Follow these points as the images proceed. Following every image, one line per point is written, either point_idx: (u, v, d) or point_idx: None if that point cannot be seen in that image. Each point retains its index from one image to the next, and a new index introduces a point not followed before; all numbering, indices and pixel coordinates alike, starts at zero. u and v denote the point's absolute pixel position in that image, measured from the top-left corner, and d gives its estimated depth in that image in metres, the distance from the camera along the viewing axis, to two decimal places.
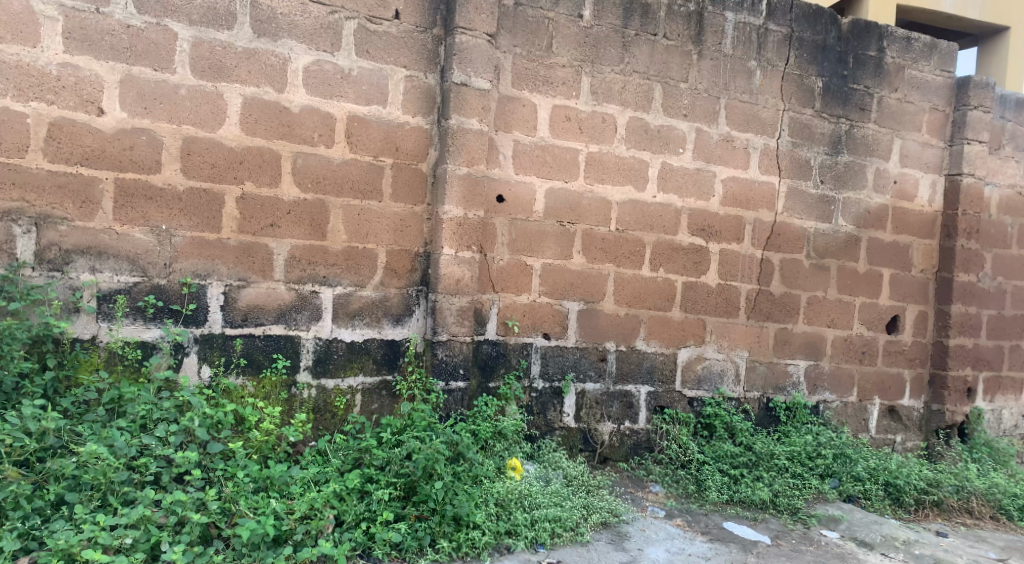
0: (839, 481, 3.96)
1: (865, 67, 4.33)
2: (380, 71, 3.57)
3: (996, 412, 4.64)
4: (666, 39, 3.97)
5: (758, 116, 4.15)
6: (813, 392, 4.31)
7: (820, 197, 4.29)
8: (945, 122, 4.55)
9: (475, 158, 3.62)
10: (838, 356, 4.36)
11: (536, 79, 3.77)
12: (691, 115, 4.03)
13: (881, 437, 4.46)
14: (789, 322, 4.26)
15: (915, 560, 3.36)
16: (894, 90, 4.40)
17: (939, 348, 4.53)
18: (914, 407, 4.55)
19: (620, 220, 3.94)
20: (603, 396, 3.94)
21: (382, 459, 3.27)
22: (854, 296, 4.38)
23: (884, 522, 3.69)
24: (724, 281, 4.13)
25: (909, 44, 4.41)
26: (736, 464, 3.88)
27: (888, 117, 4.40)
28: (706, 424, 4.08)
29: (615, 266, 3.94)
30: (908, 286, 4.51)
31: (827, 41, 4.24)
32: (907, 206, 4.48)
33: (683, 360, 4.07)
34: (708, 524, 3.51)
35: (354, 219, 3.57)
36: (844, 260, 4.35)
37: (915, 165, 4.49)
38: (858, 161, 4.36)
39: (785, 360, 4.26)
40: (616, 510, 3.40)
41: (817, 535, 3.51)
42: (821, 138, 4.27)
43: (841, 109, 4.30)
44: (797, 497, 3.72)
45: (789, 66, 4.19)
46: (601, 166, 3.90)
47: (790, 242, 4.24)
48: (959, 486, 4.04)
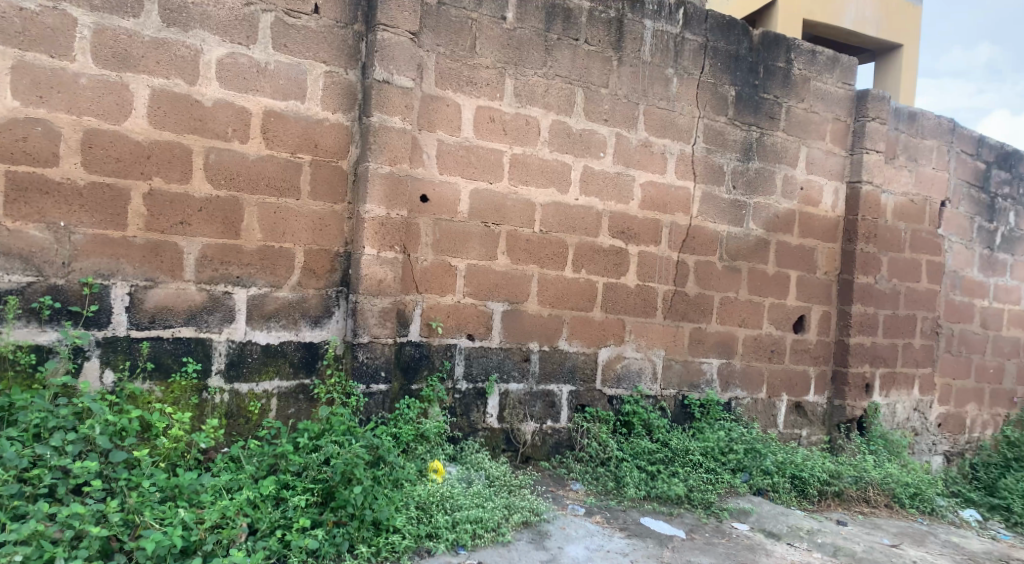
0: (750, 475, 4.13)
1: (774, 78, 4.53)
2: (298, 66, 3.47)
3: (891, 406, 4.94)
4: (587, 44, 4.04)
5: (675, 122, 4.28)
6: (726, 389, 4.48)
7: (732, 201, 4.46)
8: (846, 132, 4.81)
9: (397, 157, 3.58)
10: (749, 354, 4.54)
11: (460, 79, 3.76)
12: (611, 120, 4.12)
13: (788, 432, 4.68)
14: (704, 322, 4.40)
15: (818, 549, 3.52)
16: (800, 100, 4.62)
17: (841, 346, 4.79)
18: (819, 402, 4.79)
19: (544, 221, 3.97)
20: (526, 396, 3.96)
21: (298, 465, 3.18)
22: (763, 297, 4.57)
23: (790, 513, 3.86)
24: (643, 282, 4.24)
25: (814, 57, 4.64)
26: (654, 460, 3.99)
27: (795, 126, 4.62)
28: (625, 422, 4.17)
29: (538, 267, 3.97)
30: (813, 287, 4.74)
31: (739, 52, 4.42)
32: (812, 212, 4.71)
33: (603, 359, 4.15)
34: (626, 520, 3.57)
35: (271, 218, 3.47)
36: (754, 263, 4.54)
37: (820, 173, 4.73)
38: (767, 168, 4.55)
39: (699, 358, 4.40)
40: (537, 508, 3.42)
41: (729, 528, 3.64)
42: (733, 145, 4.44)
43: (751, 117, 4.48)
44: (710, 492, 3.84)
45: (704, 75, 4.34)
46: (525, 168, 3.92)
47: (704, 245, 4.39)
48: (858, 477, 4.29)
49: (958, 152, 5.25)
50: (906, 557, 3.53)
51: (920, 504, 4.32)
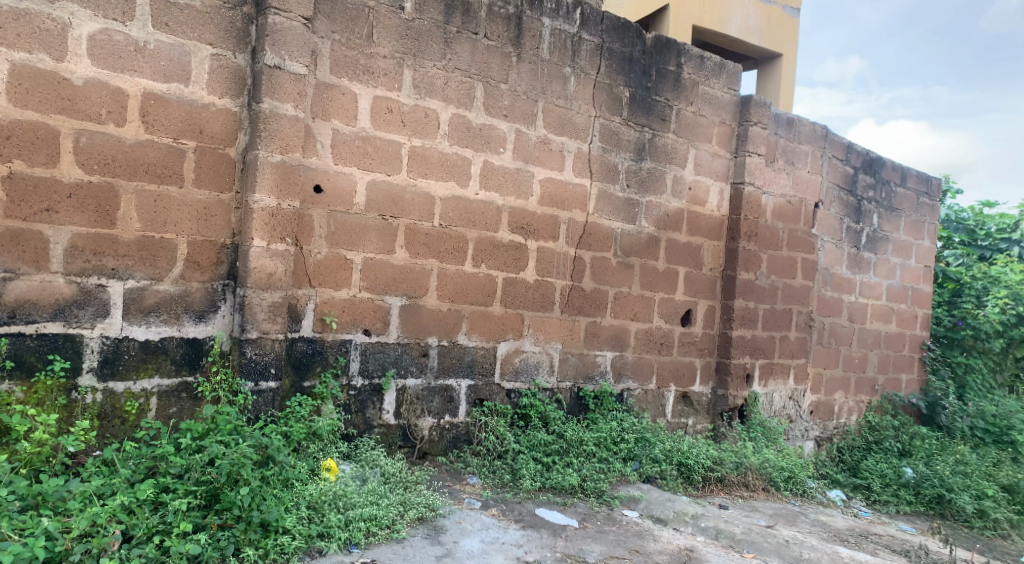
0: (640, 464, 4.29)
1: (665, 81, 4.69)
2: (181, 46, 3.28)
3: (768, 395, 5.25)
4: (486, 38, 4.03)
5: (572, 121, 4.36)
6: (618, 381, 4.61)
7: (626, 199, 4.58)
8: (731, 135, 5.04)
9: (289, 146, 3.45)
10: (641, 347, 4.69)
11: (356, 68, 3.67)
12: (511, 116, 4.14)
13: (676, 421, 4.87)
14: (599, 316, 4.51)
15: (702, 532, 3.68)
16: (689, 103, 4.81)
17: (724, 339, 5.03)
18: (704, 392, 5.01)
19: (443, 215, 3.94)
20: (423, 391, 3.93)
21: (179, 467, 2.99)
22: (654, 291, 4.73)
23: (676, 499, 4.03)
24: (541, 277, 4.28)
25: (702, 62, 4.84)
26: (549, 451, 4.06)
27: (684, 128, 4.80)
28: (522, 414, 4.22)
29: (438, 262, 3.94)
30: (699, 283, 4.95)
31: (633, 54, 4.54)
32: (699, 210, 4.91)
33: (502, 353, 4.17)
34: (521, 511, 3.59)
35: (150, 206, 3.26)
36: (646, 259, 4.68)
37: (707, 174, 4.93)
38: (658, 168, 4.70)
39: (594, 351, 4.50)
40: (432, 504, 3.39)
41: (619, 515, 3.73)
42: (627, 144, 4.56)
43: (644, 119, 4.62)
44: (602, 481, 3.95)
45: (600, 75, 4.43)
46: (424, 161, 3.87)
47: (599, 241, 4.49)
48: (739, 462, 4.53)
49: (830, 158, 5.62)
50: (780, 536, 3.73)
51: (793, 487, 4.63)
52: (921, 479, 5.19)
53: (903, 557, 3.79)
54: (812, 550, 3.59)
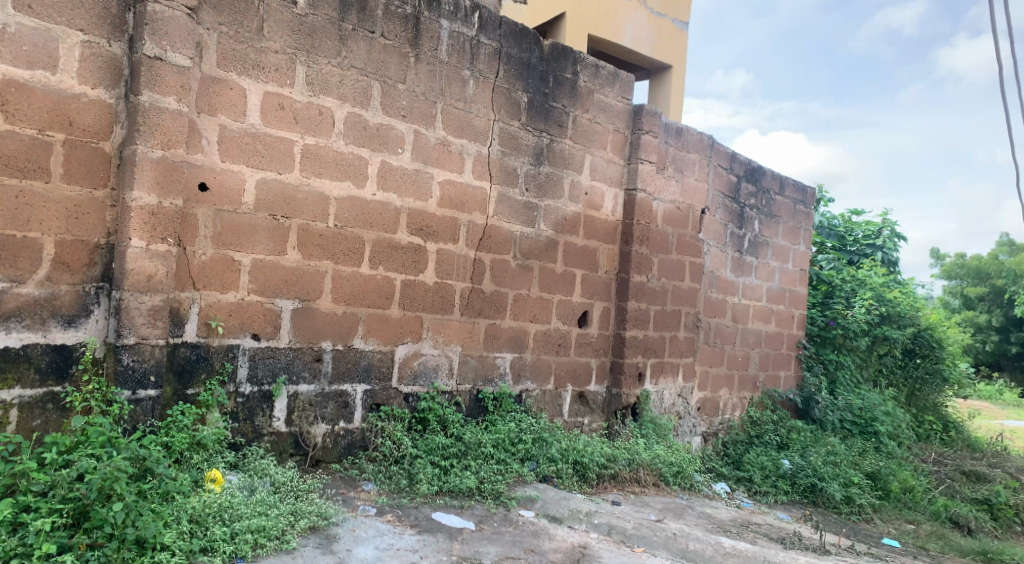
0: (537, 464, 4.34)
1: (562, 87, 4.76)
2: (47, 31, 3.05)
3: (659, 393, 5.43)
4: (383, 37, 3.96)
5: (471, 123, 4.35)
6: (517, 382, 4.64)
7: (525, 203, 4.62)
8: (624, 142, 5.18)
9: (171, 141, 3.27)
10: (539, 348, 4.74)
11: (246, 62, 3.52)
12: (409, 116, 4.09)
13: (572, 420, 4.95)
14: (498, 318, 4.53)
15: (595, 529, 3.76)
16: (585, 110, 4.90)
17: (618, 339, 5.16)
18: (599, 391, 5.12)
19: (339, 215, 3.85)
20: (317, 397, 3.82)
21: (43, 484, 2.78)
22: (552, 293, 4.79)
23: (571, 497, 4.09)
24: (441, 279, 4.25)
25: (598, 70, 4.94)
26: (447, 455, 4.05)
27: (580, 134, 4.89)
28: (420, 418, 4.18)
29: (333, 263, 3.84)
30: (595, 285, 5.05)
31: (531, 60, 4.59)
32: (595, 215, 5.02)
33: (400, 356, 4.11)
34: (417, 516, 3.55)
35: (11, 202, 3.02)
36: (544, 262, 4.74)
37: (602, 179, 5.04)
38: (556, 172, 4.77)
39: (493, 353, 4.51)
40: (325, 512, 3.29)
41: (516, 516, 3.75)
42: (525, 149, 4.60)
43: (542, 124, 4.67)
44: (500, 482, 3.96)
45: (499, 79, 4.45)
46: (318, 159, 3.76)
47: (498, 244, 4.50)
48: (631, 459, 4.67)
49: (715, 166, 5.88)
50: (668, 529, 3.84)
51: (681, 481, 4.82)
52: (797, 470, 5.53)
53: (780, 545, 4.00)
54: (698, 542, 3.72)
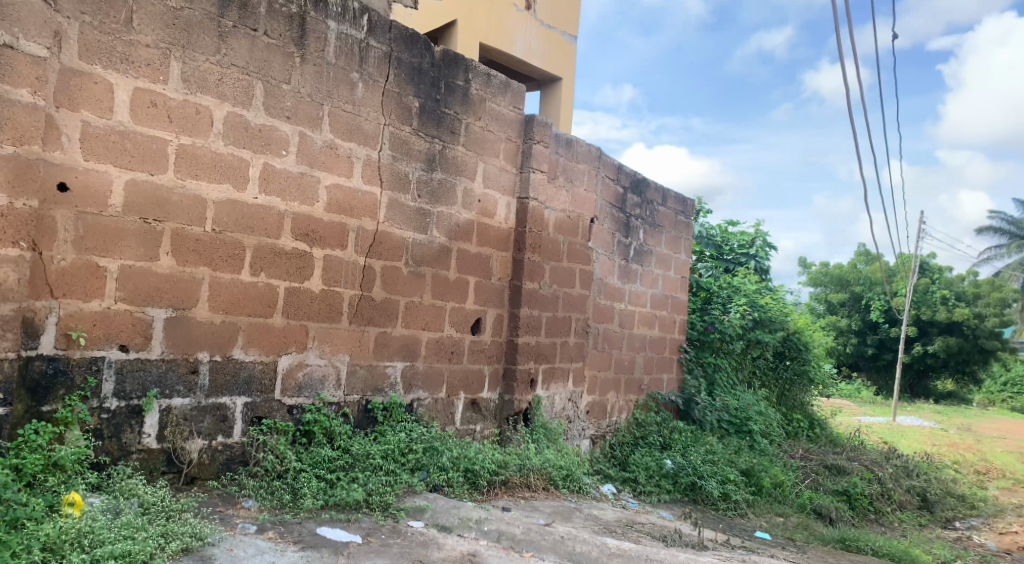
0: (427, 473, 4.29)
1: (454, 94, 4.75)
2: None
3: (550, 398, 5.50)
4: (266, 36, 3.82)
5: (361, 127, 4.26)
6: (408, 391, 4.57)
7: (417, 209, 4.56)
8: (516, 151, 5.22)
9: (24, 136, 3.06)
10: (431, 356, 4.69)
11: (112, 55, 3.32)
12: (294, 118, 3.96)
13: (464, 427, 4.92)
14: (388, 326, 4.45)
15: (484, 536, 3.74)
16: (477, 118, 4.91)
17: (511, 346, 5.18)
18: (491, 398, 5.12)
19: (217, 219, 3.67)
20: (193, 411, 3.62)
21: None
22: (445, 301, 4.76)
23: (461, 505, 4.05)
24: (328, 286, 4.13)
25: (489, 79, 4.96)
26: (333, 468, 3.94)
27: (473, 141, 4.89)
28: (305, 431, 4.04)
29: (210, 270, 3.65)
30: (488, 292, 5.06)
31: (423, 65, 4.55)
32: (488, 222, 5.02)
33: (284, 367, 3.96)
34: (301, 532, 3.42)
35: None
36: (436, 269, 4.70)
37: (495, 187, 5.06)
38: (448, 179, 4.74)
39: (383, 362, 4.43)
40: (200, 532, 3.11)
41: (405, 527, 3.68)
42: (417, 154, 4.55)
43: (434, 130, 4.64)
44: (388, 493, 3.88)
45: (389, 83, 4.38)
46: (194, 160, 3.58)
47: (389, 250, 4.42)
48: (522, 464, 4.71)
49: (603, 177, 6.03)
50: (555, 533, 3.86)
51: (570, 484, 4.91)
52: (678, 469, 5.73)
53: (662, 542, 4.12)
54: (584, 544, 3.76)
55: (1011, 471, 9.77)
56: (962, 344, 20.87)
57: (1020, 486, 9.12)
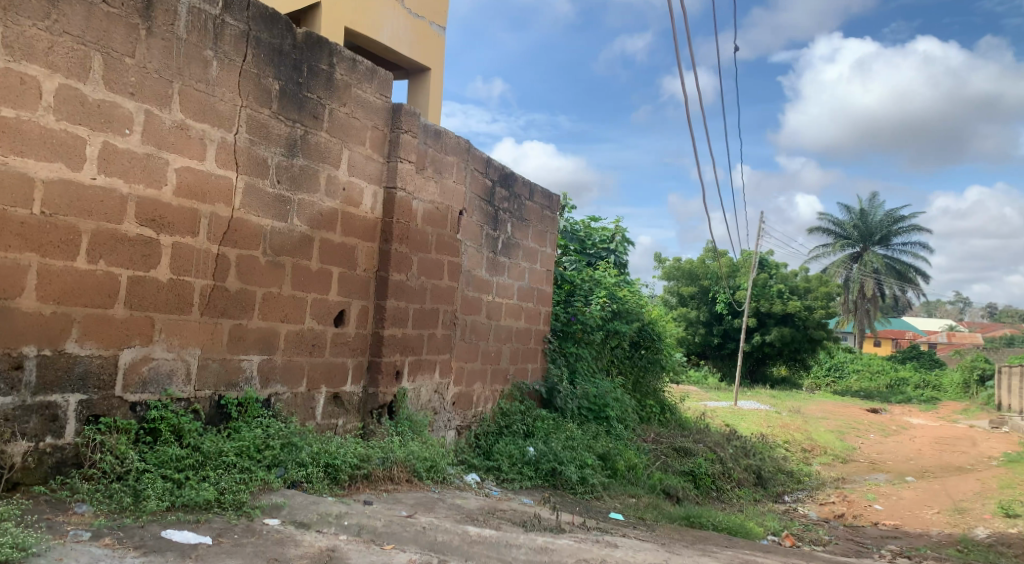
0: (285, 469, 4.15)
1: (316, 78, 4.60)
2: None
3: (416, 390, 5.46)
4: (105, 4, 3.56)
5: (214, 108, 4.04)
6: (265, 385, 4.39)
7: (276, 196, 4.38)
8: (383, 140, 5.13)
9: None
10: (290, 349, 4.54)
11: None
12: (139, 94, 3.70)
13: (325, 422, 4.80)
14: (244, 318, 4.25)
15: (344, 531, 3.67)
16: (342, 104, 4.78)
17: (376, 338, 5.10)
18: (355, 391, 5.02)
19: (47, 201, 3.40)
20: (16, 410, 3.33)
21: None
22: (306, 292, 4.62)
23: (321, 500, 3.96)
24: (177, 276, 3.90)
25: (355, 65, 4.85)
26: (181, 467, 3.74)
27: (337, 128, 4.76)
28: (149, 429, 3.80)
29: (38, 256, 3.38)
30: (352, 283, 4.95)
31: (283, 46, 4.38)
32: (353, 211, 4.91)
33: (126, 361, 3.70)
34: (143, 536, 3.22)
35: None
36: (297, 259, 4.54)
37: (360, 175, 4.95)
38: (311, 166, 4.60)
39: (238, 356, 4.23)
40: (22, 543, 2.85)
41: (260, 525, 3.54)
42: (277, 139, 4.37)
43: (296, 114, 4.47)
44: (241, 492, 3.72)
45: (247, 63, 4.19)
46: (18, 135, 3.30)
47: (246, 238, 4.23)
48: (385, 457, 4.66)
49: (472, 169, 6.04)
50: (418, 523, 3.85)
51: (434, 475, 4.91)
52: (540, 456, 5.88)
53: (521, 527, 4.20)
54: (446, 533, 3.77)
55: (832, 448, 10.75)
56: (794, 334, 22.69)
57: (839, 461, 10.08)
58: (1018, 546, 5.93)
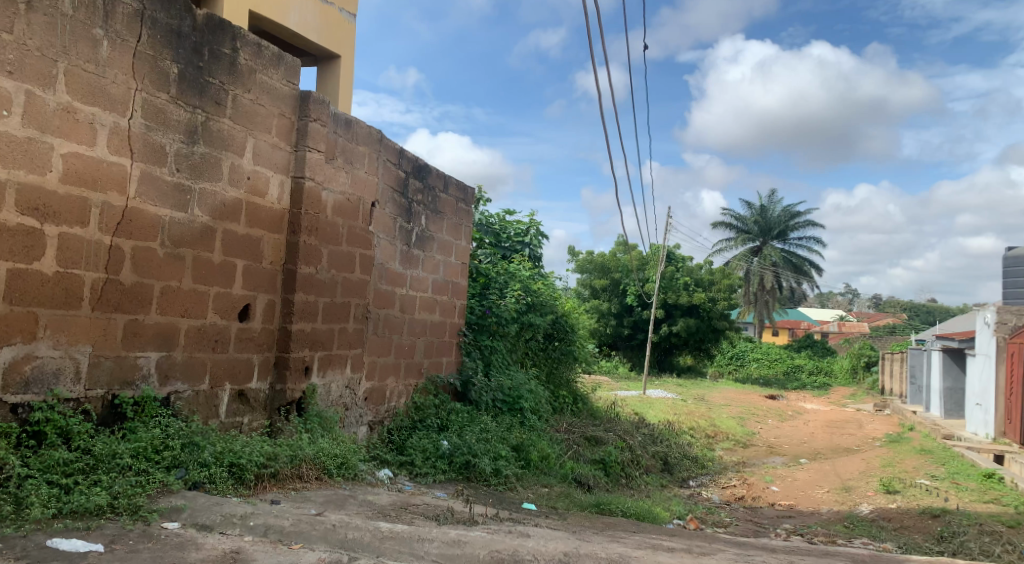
0: (185, 471, 3.98)
1: (219, 63, 4.40)
2: None
3: (326, 386, 5.33)
4: None
5: (105, 90, 3.82)
6: (164, 384, 4.19)
7: (175, 185, 4.18)
8: (290, 128, 4.97)
9: None
10: (191, 345, 4.34)
11: None
12: (17, 73, 3.47)
13: (230, 420, 4.62)
14: (141, 313, 4.04)
15: (249, 532, 3.53)
16: (247, 90, 4.59)
17: (284, 333, 4.95)
18: (261, 388, 4.85)
19: None
20: None
21: None
22: (208, 286, 4.42)
23: (225, 501, 3.81)
24: (63, 268, 3.67)
25: (260, 49, 4.66)
26: (69, 471, 3.53)
27: (241, 115, 4.57)
28: (33, 432, 3.57)
29: None
30: (258, 276, 4.78)
31: (182, 28, 4.17)
32: (259, 202, 4.74)
33: (4, 360, 3.47)
34: (26, 546, 3.02)
35: None
36: (198, 251, 4.35)
37: (266, 164, 4.78)
38: (213, 154, 4.40)
39: (134, 353, 4.02)
40: None
41: (157, 530, 3.37)
42: (176, 125, 4.16)
43: (196, 99, 4.27)
44: (137, 495, 3.54)
45: (141, 44, 3.97)
46: None
47: (142, 229, 4.01)
48: (293, 455, 4.52)
49: (384, 160, 5.93)
50: (327, 521, 3.75)
51: (345, 472, 4.81)
52: (454, 449, 5.85)
53: (434, 521, 4.17)
54: (357, 530, 3.69)
55: (733, 434, 11.20)
56: (699, 324, 23.52)
57: (739, 446, 10.51)
58: (898, 520, 6.32)
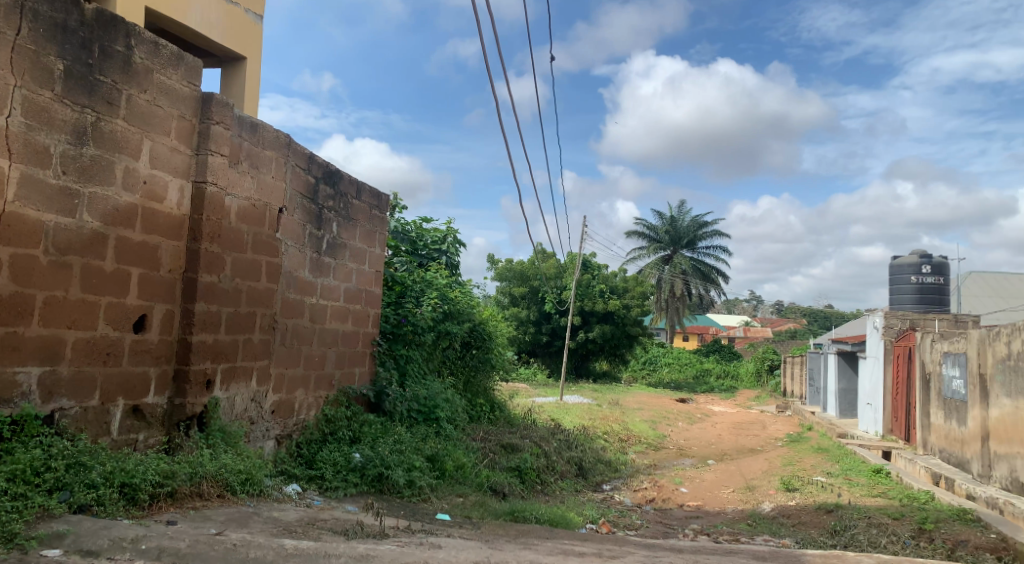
0: (70, 493, 3.73)
1: (111, 61, 4.16)
2: None
3: (229, 399, 5.11)
4: None
5: None
6: (47, 401, 3.92)
7: (60, 188, 3.92)
8: (191, 131, 4.75)
9: None
10: (79, 359, 4.07)
11: None
12: None
13: (123, 437, 4.35)
14: (19, 325, 3.78)
15: (141, 556, 3.32)
16: (143, 90, 4.37)
17: (184, 345, 4.71)
18: (158, 403, 4.60)
19: None
20: None
21: None
22: (99, 296, 4.16)
23: (114, 524, 3.57)
24: None
25: (157, 48, 4.44)
26: None
27: (136, 116, 4.34)
28: None
29: None
30: (155, 286, 4.53)
31: (69, 22, 3.93)
32: (156, 207, 4.50)
33: None
34: None
35: None
36: (87, 258, 4.08)
37: (164, 168, 4.55)
38: (105, 157, 4.16)
39: (12, 368, 3.75)
40: None
41: (36, 558, 3.14)
42: (62, 125, 3.91)
43: (85, 98, 4.02)
44: (13, 521, 3.28)
45: (21, 38, 3.74)
46: None
47: (22, 235, 3.76)
48: (192, 473, 4.31)
49: (293, 165, 5.76)
50: (228, 541, 3.57)
51: (249, 488, 4.60)
52: (366, 462, 5.71)
53: (342, 536, 4.04)
54: (259, 549, 3.53)
55: (645, 437, 11.41)
56: (614, 330, 23.96)
57: (651, 449, 10.73)
58: (797, 516, 6.58)
